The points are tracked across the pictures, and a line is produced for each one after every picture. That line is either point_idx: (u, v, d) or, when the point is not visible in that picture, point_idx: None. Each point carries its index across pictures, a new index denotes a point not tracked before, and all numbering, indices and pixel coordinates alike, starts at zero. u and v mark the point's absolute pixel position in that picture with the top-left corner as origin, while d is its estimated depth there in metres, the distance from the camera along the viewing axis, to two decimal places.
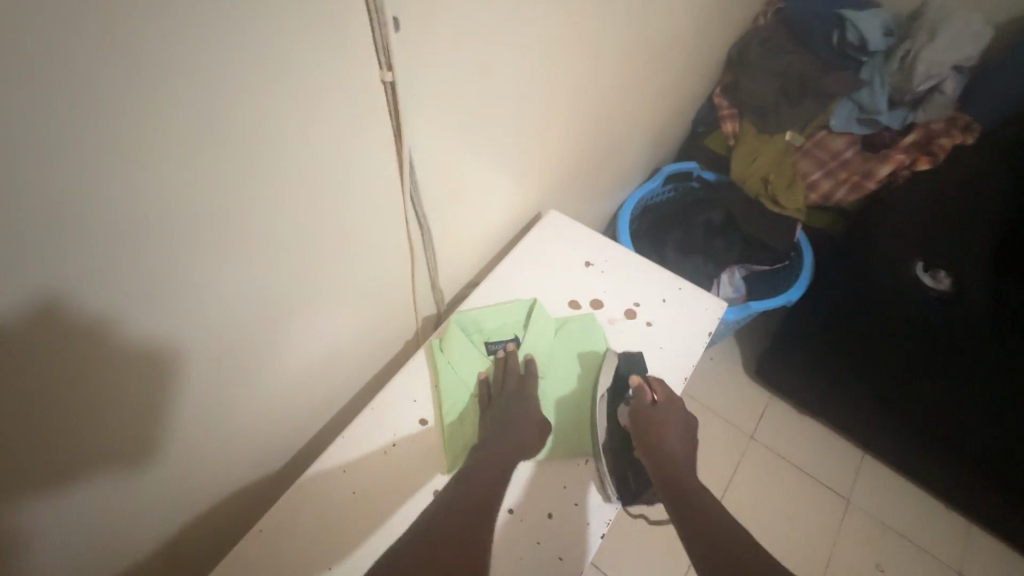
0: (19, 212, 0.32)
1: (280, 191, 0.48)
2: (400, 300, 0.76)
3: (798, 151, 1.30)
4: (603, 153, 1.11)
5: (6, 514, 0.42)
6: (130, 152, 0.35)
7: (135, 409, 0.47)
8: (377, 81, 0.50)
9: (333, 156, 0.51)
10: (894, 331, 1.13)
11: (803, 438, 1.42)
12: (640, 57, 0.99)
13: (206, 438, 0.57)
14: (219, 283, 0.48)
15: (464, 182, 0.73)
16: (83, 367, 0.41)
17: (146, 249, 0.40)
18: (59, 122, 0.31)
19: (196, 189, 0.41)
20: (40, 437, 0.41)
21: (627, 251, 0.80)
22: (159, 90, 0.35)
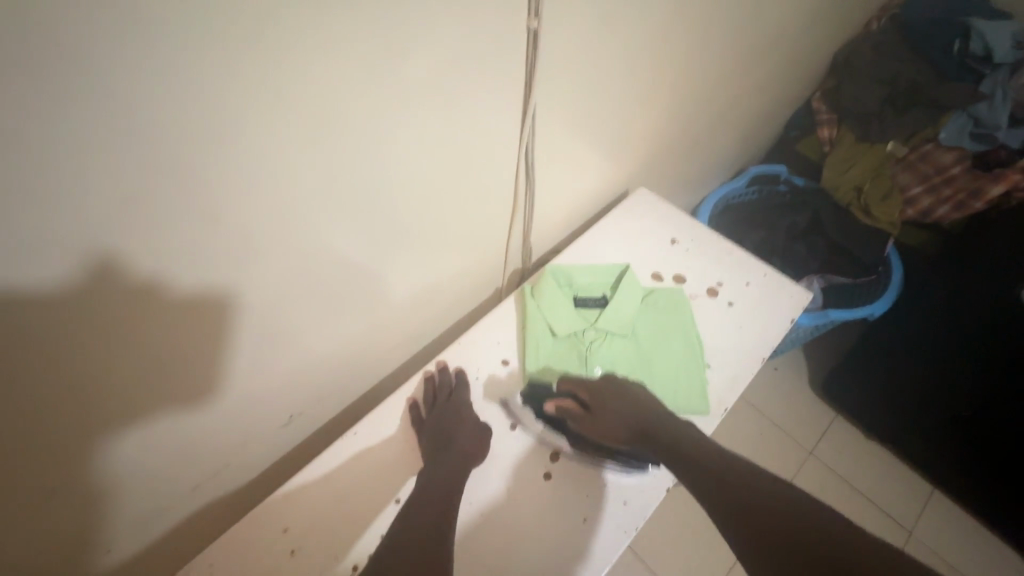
0: (177, 102, 0.37)
1: (411, 122, 0.54)
2: (492, 252, 0.81)
3: (898, 163, 1.24)
4: (694, 143, 1.11)
5: (72, 434, 0.47)
6: (272, 66, 0.40)
7: (184, 356, 0.52)
8: (524, 26, 0.57)
9: (464, 97, 0.57)
10: (993, 355, 1.04)
11: (867, 462, 1.35)
12: (746, 48, 1.00)
13: (314, 344, 0.65)
14: (347, 196, 0.54)
15: (563, 147, 0.77)
16: (155, 303, 0.45)
17: (267, 161, 0.45)
18: (227, 27, 0.36)
19: (337, 106, 0.47)
20: (101, 370, 0.46)
21: (714, 234, 0.81)
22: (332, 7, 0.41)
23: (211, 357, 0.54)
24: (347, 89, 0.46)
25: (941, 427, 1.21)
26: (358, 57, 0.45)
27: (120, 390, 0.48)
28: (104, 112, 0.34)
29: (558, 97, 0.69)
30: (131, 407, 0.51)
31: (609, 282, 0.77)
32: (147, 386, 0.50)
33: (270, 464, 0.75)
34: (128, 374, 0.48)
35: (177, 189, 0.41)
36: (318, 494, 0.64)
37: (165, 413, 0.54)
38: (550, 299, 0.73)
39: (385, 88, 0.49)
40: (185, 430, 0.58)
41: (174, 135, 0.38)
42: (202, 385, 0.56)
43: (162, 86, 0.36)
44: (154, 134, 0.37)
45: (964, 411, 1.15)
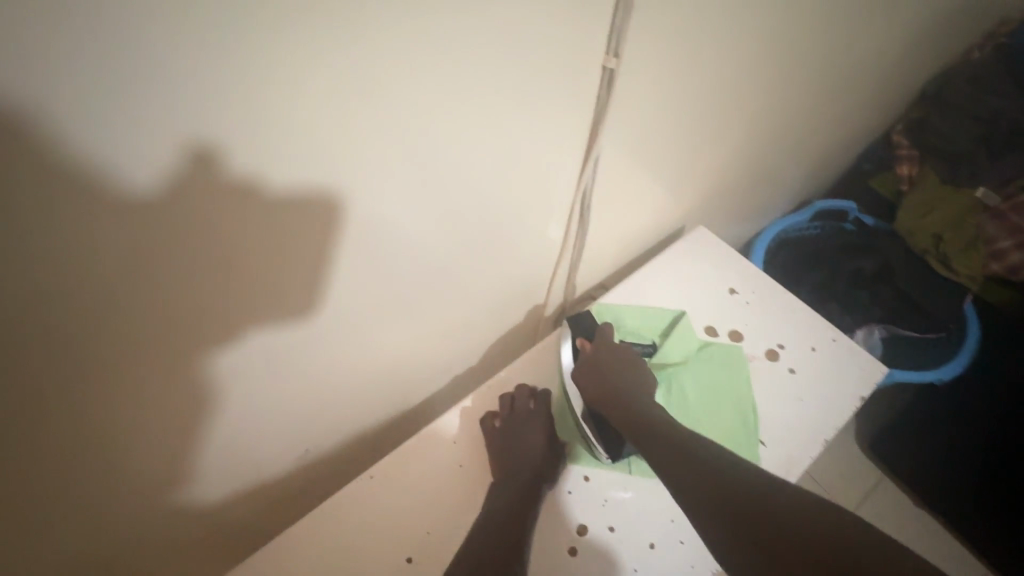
0: (219, 89, 0.33)
1: (462, 150, 0.49)
2: (535, 284, 0.77)
3: (986, 212, 1.12)
4: (759, 177, 1.03)
5: (145, 365, 0.44)
6: (321, 74, 0.36)
7: (277, 285, 0.47)
8: (600, 65, 0.51)
9: (524, 127, 0.52)
10: None
11: (914, 533, 1.24)
12: (830, 79, 0.91)
13: (339, 368, 0.63)
14: (384, 222, 0.50)
15: (621, 178, 0.71)
16: (248, 228, 0.41)
17: (310, 169, 0.41)
18: (271, 26, 0.32)
19: (385, 129, 0.43)
20: (178, 294, 0.41)
21: (780, 287, 0.73)
22: (391, 28, 0.37)
23: (308, 287, 0.50)
24: (400, 113, 0.42)
25: (995, 506, 1.10)
26: (416, 80, 0.41)
27: (197, 329, 0.45)
28: (150, 78, 0.30)
29: (626, 128, 0.63)
30: (162, 402, 0.48)
31: (660, 326, 0.71)
32: (230, 321, 0.47)
33: (286, 489, 0.72)
34: (214, 306, 0.44)
35: (252, 140, 0.36)
36: (318, 538, 0.58)
37: (187, 424, 0.51)
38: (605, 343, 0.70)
39: (438, 113, 0.45)
40: (262, 374, 0.55)
41: (221, 104, 0.34)
42: (287, 323, 0.52)
43: (206, 67, 0.32)
44: (208, 103, 0.33)
45: (1023, 488, 1.04)
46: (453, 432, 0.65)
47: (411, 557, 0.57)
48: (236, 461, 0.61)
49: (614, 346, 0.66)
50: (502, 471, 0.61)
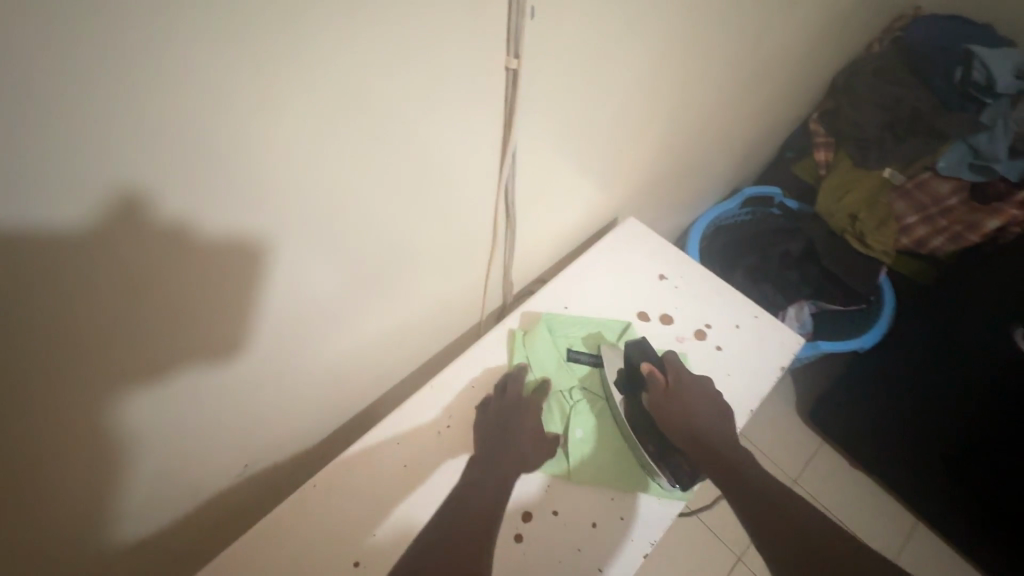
0: (134, 114, 0.32)
1: (379, 158, 0.49)
2: (472, 284, 0.77)
3: (896, 190, 1.21)
4: (688, 167, 1.08)
5: (88, 399, 0.43)
6: (237, 90, 0.36)
7: (204, 317, 0.47)
8: (502, 67, 0.52)
9: (439, 138, 0.53)
10: (969, 383, 1.05)
11: (850, 491, 1.33)
12: (745, 73, 0.96)
13: (273, 387, 0.61)
14: (306, 240, 0.50)
15: (550, 176, 0.72)
16: (168, 262, 0.40)
17: (234, 189, 0.41)
18: (181, 47, 0.32)
19: (300, 136, 0.42)
20: (122, 325, 0.41)
21: (704, 271, 0.77)
22: (275, 47, 0.36)
23: (236, 317, 0.50)
24: (307, 123, 0.41)
25: (929, 464, 1.19)
26: (316, 93, 0.40)
27: (121, 365, 0.44)
28: (59, 102, 0.29)
29: (549, 128, 0.65)
30: (76, 447, 0.45)
31: (608, 338, 0.72)
32: (156, 355, 0.46)
33: (232, 506, 0.71)
34: (137, 341, 0.43)
35: (168, 169, 0.36)
36: (263, 553, 0.57)
37: (112, 456, 0.49)
38: (541, 353, 0.70)
39: (348, 122, 0.44)
40: (196, 403, 0.53)
41: (161, 129, 0.34)
42: (215, 356, 0.51)
43: (121, 90, 0.31)
44: (127, 128, 0.32)
45: (950, 447, 1.13)
46: (397, 435, 0.65)
47: (358, 561, 0.57)
48: (176, 486, 0.59)
49: (685, 377, 0.65)
50: (489, 449, 0.62)
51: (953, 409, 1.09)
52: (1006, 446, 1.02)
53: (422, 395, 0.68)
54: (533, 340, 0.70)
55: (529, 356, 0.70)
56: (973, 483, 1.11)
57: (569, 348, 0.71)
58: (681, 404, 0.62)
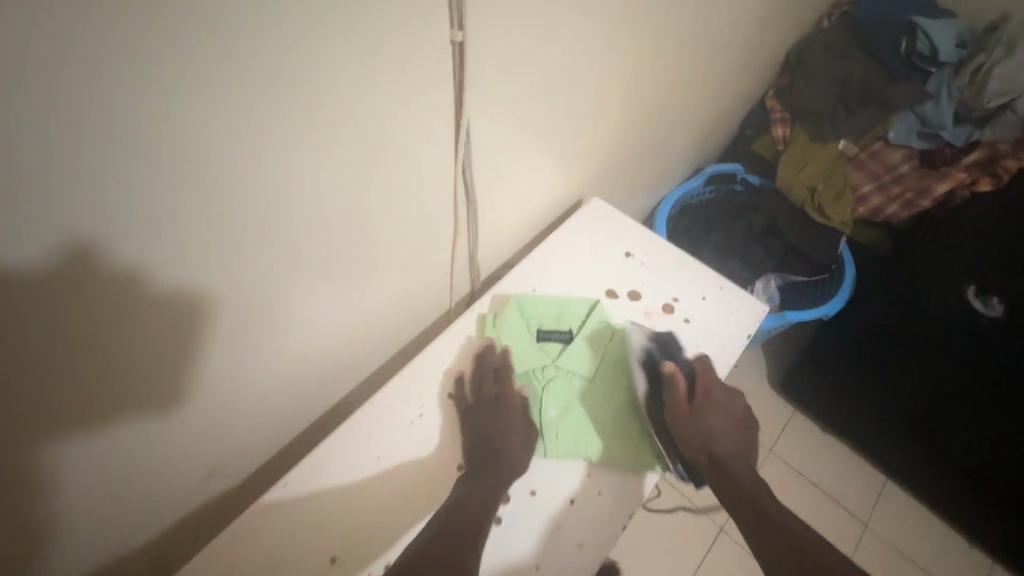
0: (182, 55, 0.35)
1: (324, 137, 0.48)
2: (438, 273, 0.76)
3: (851, 161, 1.26)
4: (650, 147, 1.08)
5: (59, 445, 0.45)
6: (184, 145, 0.39)
7: (157, 364, 0.49)
8: (446, 40, 0.51)
9: (383, 123, 0.52)
10: (929, 342, 1.09)
11: (824, 456, 1.37)
12: (699, 49, 0.96)
13: (232, 391, 0.59)
14: (249, 230, 0.48)
15: (511, 158, 0.71)
16: (117, 307, 0.42)
17: (177, 241, 0.43)
18: (131, 103, 0.35)
19: (243, 103, 0.41)
20: (87, 366, 0.43)
21: (668, 247, 0.78)
22: (212, 103, 0.39)
23: (200, 357, 0.52)
24: (243, 87, 0.40)
25: (893, 424, 1.23)
26: (261, 143, 0.44)
27: (77, 407, 0.45)
28: (52, 109, 0.32)
29: (501, 110, 0.63)
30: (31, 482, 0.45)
31: (579, 316, 0.72)
32: (107, 401, 0.47)
33: (202, 518, 0.68)
34: (86, 386, 0.44)
35: (116, 218, 0.38)
36: (235, 557, 0.55)
37: (57, 469, 0.46)
38: (512, 331, 0.69)
39: (284, 93, 0.43)
40: (160, 443, 0.54)
41: (121, 160, 0.36)
42: (169, 402, 0.52)
43: (75, 140, 0.34)
44: (83, 175, 0.35)
45: (914, 408, 1.17)
46: (370, 427, 0.64)
47: (336, 556, 0.56)
48: (139, 499, 0.56)
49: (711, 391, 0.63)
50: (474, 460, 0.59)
51: (911, 369, 1.14)
52: (967, 398, 1.07)
53: (392, 385, 0.66)
54: (504, 321, 0.69)
55: (500, 337, 0.69)
56: (937, 438, 1.16)
57: (540, 329, 0.71)
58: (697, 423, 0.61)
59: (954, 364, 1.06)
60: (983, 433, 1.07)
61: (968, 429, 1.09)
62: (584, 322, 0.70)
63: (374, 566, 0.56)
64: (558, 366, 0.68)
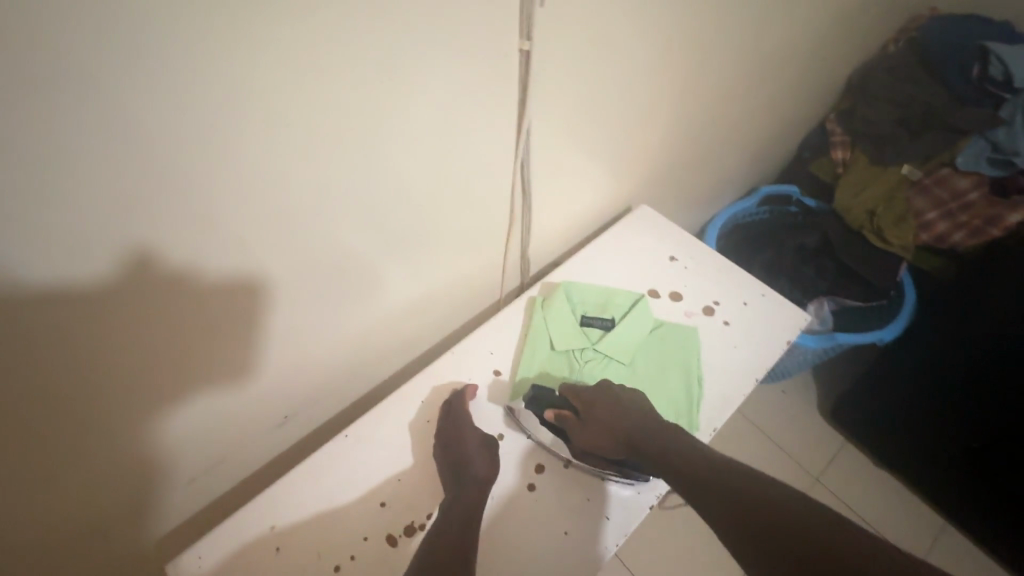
0: (291, 54, 0.43)
1: (397, 130, 0.55)
2: (492, 264, 0.83)
3: (914, 186, 1.23)
4: (702, 162, 1.12)
5: (129, 405, 0.55)
6: (227, 169, 0.46)
7: (207, 350, 0.57)
8: (517, 50, 0.58)
9: (457, 123, 0.59)
10: (994, 377, 1.04)
11: (876, 490, 1.31)
12: (756, 68, 0.99)
13: (301, 345, 0.67)
14: (333, 205, 0.56)
15: (564, 161, 0.77)
16: (177, 303, 0.51)
17: (225, 247, 0.51)
18: (178, 137, 0.41)
19: (342, 95, 0.48)
20: (155, 348, 0.53)
21: (712, 253, 0.81)
22: (254, 129, 0.45)
23: (251, 339, 0.61)
24: (327, 86, 0.47)
25: (951, 459, 1.17)
26: (313, 163, 0.51)
27: (135, 382, 0.54)
28: (161, 111, 0.39)
29: (554, 114, 0.69)
30: (105, 434, 0.55)
31: (622, 307, 0.76)
32: (157, 383, 0.56)
33: (268, 458, 0.77)
34: (146, 367, 0.53)
35: (173, 231, 0.46)
36: (298, 492, 0.62)
37: (152, 385, 0.56)
38: (558, 316, 0.74)
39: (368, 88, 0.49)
40: (202, 416, 0.63)
41: (212, 149, 0.44)
42: (211, 382, 0.61)
43: (137, 168, 0.41)
44: (167, 179, 0.43)
45: (971, 439, 1.11)
46: (421, 393, 0.70)
47: (384, 501, 0.63)
48: (214, 424, 0.65)
49: (603, 394, 0.66)
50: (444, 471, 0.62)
51: (972, 401, 1.09)
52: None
53: (446, 359, 0.72)
54: (551, 307, 0.74)
55: (546, 320, 0.74)
56: (1004, 479, 1.09)
57: (586, 315, 0.75)
58: (597, 428, 0.63)
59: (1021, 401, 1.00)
60: None
61: None
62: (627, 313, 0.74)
63: (420, 515, 0.62)
64: (599, 351, 0.72)
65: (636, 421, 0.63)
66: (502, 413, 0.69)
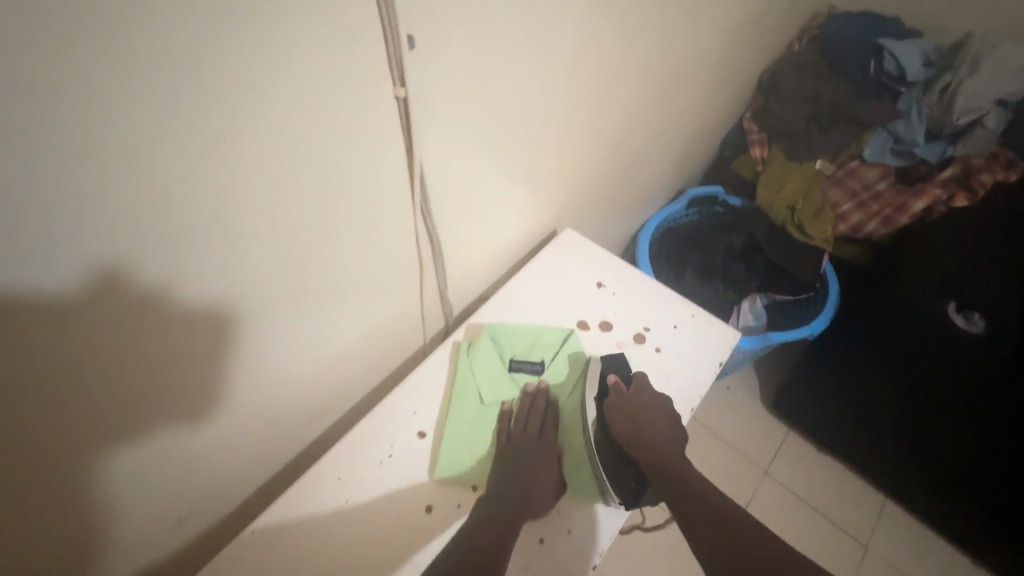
0: (152, 136, 0.35)
1: (283, 204, 0.47)
2: (411, 311, 0.75)
3: (828, 180, 1.27)
4: (624, 173, 1.10)
5: (87, 460, 0.45)
6: (195, 167, 0.39)
7: (178, 383, 0.49)
8: (389, 96, 0.50)
9: (347, 179, 0.52)
10: (918, 367, 1.08)
11: (820, 476, 1.36)
12: (667, 77, 0.98)
13: (262, 387, 0.59)
14: (223, 298, 0.48)
15: (478, 195, 0.72)
16: (146, 329, 0.43)
17: (194, 259, 0.43)
18: (143, 125, 0.34)
19: (211, 179, 0.40)
20: (113, 389, 0.44)
21: (639, 275, 0.79)
22: (224, 130, 0.39)
23: (223, 371, 0.53)
24: (192, 171, 0.39)
25: (883, 440, 1.22)
26: (243, 212, 0.44)
27: (105, 422, 0.45)
28: (105, 115, 0.32)
29: (455, 156, 0.62)
30: (68, 492, 0.45)
31: (552, 346, 0.72)
32: (120, 429, 0.46)
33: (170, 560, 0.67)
34: (115, 403, 0.45)
35: (138, 239, 0.38)
36: None
37: (114, 434, 0.46)
38: (484, 363, 0.69)
39: (280, 142, 0.43)
40: (175, 459, 0.54)
41: (168, 156, 0.37)
42: (188, 417, 0.52)
43: (92, 164, 0.33)
44: (119, 190, 0.35)
45: (902, 424, 1.16)
46: (337, 470, 0.62)
47: None
48: (178, 479, 0.56)
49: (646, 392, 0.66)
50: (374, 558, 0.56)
51: (900, 392, 1.13)
52: (958, 419, 1.05)
53: (366, 426, 0.66)
54: (476, 353, 0.70)
55: (472, 369, 0.69)
56: (939, 459, 1.13)
57: (512, 358, 0.71)
58: (633, 412, 0.65)
59: (941, 387, 1.05)
60: (989, 460, 1.04)
61: (974, 456, 1.06)
62: (556, 355, 0.71)
63: None
64: (527, 397, 0.68)
65: (668, 425, 0.64)
66: (427, 479, 0.63)
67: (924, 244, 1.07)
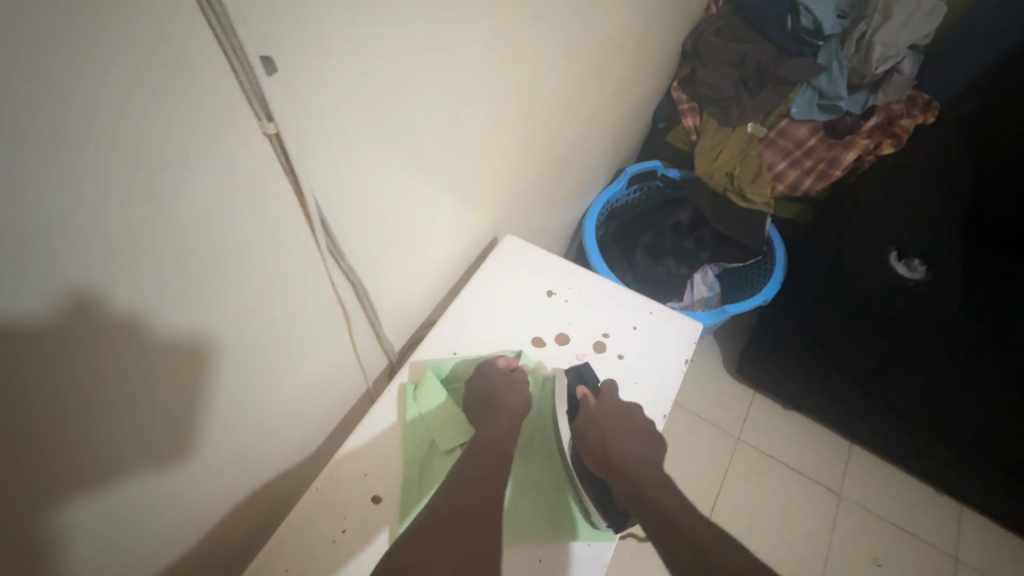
0: (84, 161, 0.29)
1: (167, 289, 0.38)
2: (347, 358, 0.67)
3: (761, 141, 1.27)
4: (560, 162, 1.04)
5: (48, 515, 0.37)
6: (156, 182, 0.34)
7: (155, 421, 0.43)
8: (258, 135, 0.39)
9: (237, 241, 0.42)
10: (872, 333, 1.06)
11: (790, 433, 1.38)
12: (591, 58, 0.93)
13: (238, 429, 0.53)
14: (168, 357, 0.41)
15: (403, 218, 0.64)
16: (113, 363, 0.37)
17: (152, 283, 0.36)
18: (65, 137, 0.28)
19: (103, 250, 0.32)
20: (81, 429, 0.37)
21: (589, 276, 0.76)
22: (67, 208, 0.29)
23: (196, 412, 0.46)
24: (67, 245, 0.30)
25: (842, 392, 1.24)
26: (193, 250, 0.38)
27: (78, 480, 0.39)
28: (55, 116, 0.27)
29: (371, 184, 0.55)
30: (42, 554, 0.38)
31: None
32: (89, 479, 0.39)
33: None
34: (84, 450, 0.38)
35: (97, 262, 0.32)
36: None
37: (88, 480, 0.39)
38: (433, 403, 0.64)
39: (153, 211, 0.34)
40: (144, 511, 0.46)
41: (125, 173, 0.31)
42: (170, 460, 0.46)
43: (40, 179, 0.28)
44: (67, 209, 0.29)
45: (861, 375, 1.16)
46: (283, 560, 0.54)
47: None
48: (151, 527, 0.48)
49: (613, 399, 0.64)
50: None
51: (851, 351, 1.13)
52: (913, 364, 1.07)
53: (305, 502, 0.57)
54: (423, 394, 0.64)
55: (422, 411, 0.63)
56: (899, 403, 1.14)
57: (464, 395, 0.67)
58: (597, 424, 0.62)
59: (892, 342, 1.05)
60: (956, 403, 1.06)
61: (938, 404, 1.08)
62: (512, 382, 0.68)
63: None
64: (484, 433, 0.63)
65: (637, 438, 0.61)
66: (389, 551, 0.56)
67: (862, 203, 1.10)
